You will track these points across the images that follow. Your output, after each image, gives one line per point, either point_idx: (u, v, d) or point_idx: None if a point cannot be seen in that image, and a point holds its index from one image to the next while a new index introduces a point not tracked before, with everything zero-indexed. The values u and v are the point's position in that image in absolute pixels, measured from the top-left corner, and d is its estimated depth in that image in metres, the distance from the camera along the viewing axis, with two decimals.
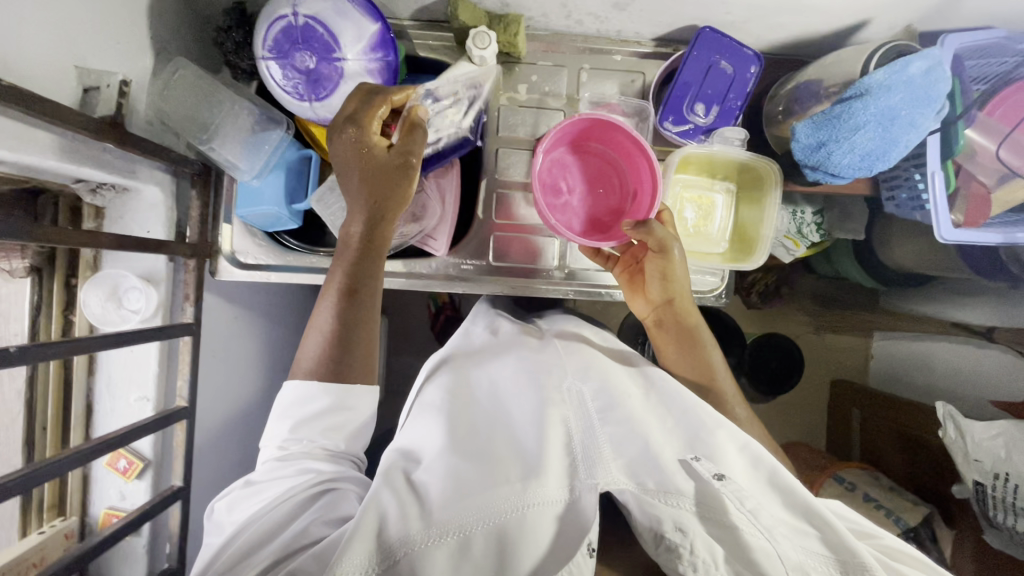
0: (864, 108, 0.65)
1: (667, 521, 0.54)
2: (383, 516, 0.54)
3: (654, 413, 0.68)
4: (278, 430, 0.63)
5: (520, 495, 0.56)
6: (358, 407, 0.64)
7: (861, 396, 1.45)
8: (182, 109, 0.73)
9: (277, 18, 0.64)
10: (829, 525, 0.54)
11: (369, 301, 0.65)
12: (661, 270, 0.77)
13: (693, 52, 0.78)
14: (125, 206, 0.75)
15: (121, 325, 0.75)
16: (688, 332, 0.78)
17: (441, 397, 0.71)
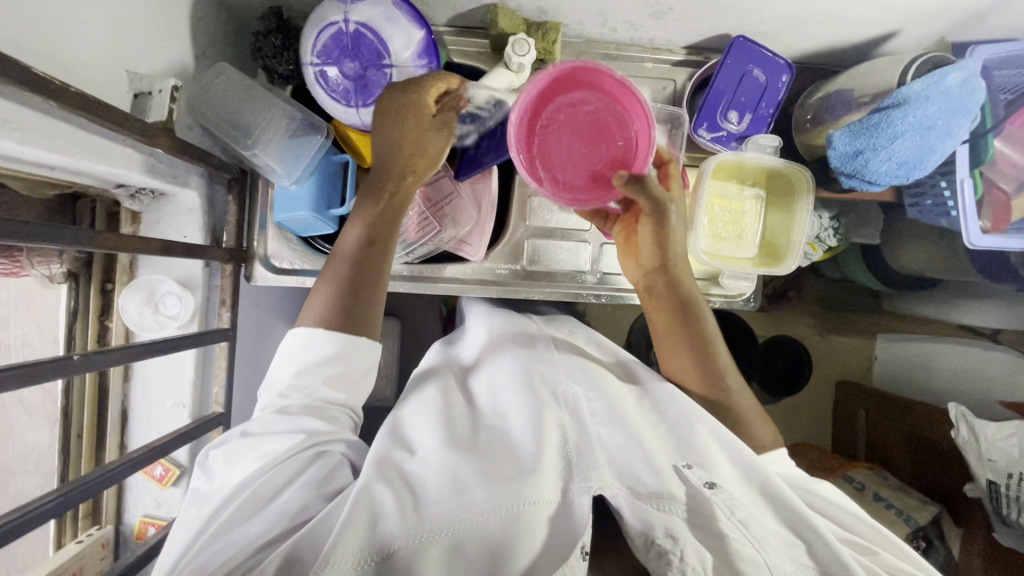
0: (902, 117, 0.67)
1: (658, 527, 0.54)
2: (377, 512, 0.53)
3: (643, 420, 0.64)
4: (282, 376, 0.62)
5: (511, 490, 0.55)
6: (358, 360, 0.63)
7: (866, 397, 1.44)
8: (221, 112, 0.73)
9: (328, 25, 0.65)
10: (817, 532, 0.56)
11: (382, 259, 0.65)
12: (654, 235, 0.73)
13: (727, 60, 0.80)
14: (162, 210, 0.75)
15: (158, 331, 0.75)
16: (682, 300, 0.73)
17: (435, 396, 0.68)
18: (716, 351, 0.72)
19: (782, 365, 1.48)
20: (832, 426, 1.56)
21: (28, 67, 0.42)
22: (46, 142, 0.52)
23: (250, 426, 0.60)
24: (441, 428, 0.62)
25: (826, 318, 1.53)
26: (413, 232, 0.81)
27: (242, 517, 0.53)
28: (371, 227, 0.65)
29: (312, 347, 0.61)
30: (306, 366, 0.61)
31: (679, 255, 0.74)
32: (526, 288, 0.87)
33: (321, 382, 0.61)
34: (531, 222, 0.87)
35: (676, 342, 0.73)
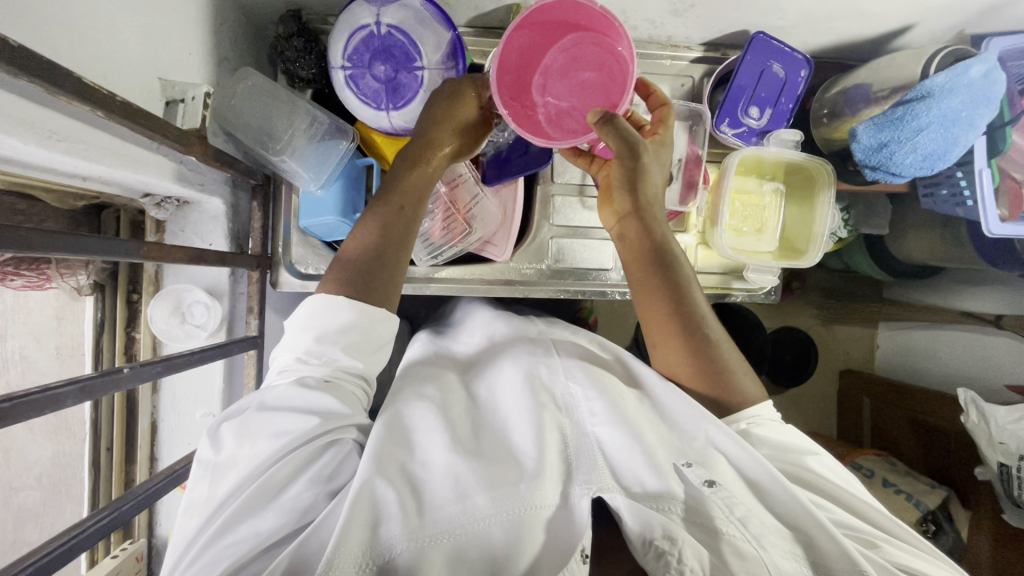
0: (926, 110, 0.68)
1: (656, 528, 0.55)
2: (379, 515, 0.52)
3: (647, 420, 0.64)
4: (302, 341, 0.59)
5: (513, 491, 0.55)
6: (375, 333, 0.61)
7: (872, 385, 1.46)
8: (249, 117, 0.72)
9: (359, 27, 0.65)
10: (821, 525, 0.56)
11: (407, 231, 0.65)
12: (627, 177, 0.72)
13: (747, 56, 0.80)
14: (187, 219, 0.74)
15: (186, 341, 0.74)
16: (670, 272, 0.71)
17: (434, 394, 0.67)
18: (693, 298, 0.70)
19: (789, 356, 1.49)
20: (837, 415, 1.57)
21: (80, 77, 0.42)
22: (88, 151, 0.51)
23: (267, 398, 0.57)
24: (439, 426, 0.61)
25: (830, 309, 1.56)
26: (438, 233, 0.82)
27: (254, 508, 0.51)
28: (383, 226, 0.64)
29: (333, 314, 0.59)
30: (328, 335, 0.59)
31: (652, 197, 0.73)
32: (549, 287, 0.88)
33: (339, 350, 0.59)
34: (554, 221, 0.87)
35: (649, 291, 0.71)
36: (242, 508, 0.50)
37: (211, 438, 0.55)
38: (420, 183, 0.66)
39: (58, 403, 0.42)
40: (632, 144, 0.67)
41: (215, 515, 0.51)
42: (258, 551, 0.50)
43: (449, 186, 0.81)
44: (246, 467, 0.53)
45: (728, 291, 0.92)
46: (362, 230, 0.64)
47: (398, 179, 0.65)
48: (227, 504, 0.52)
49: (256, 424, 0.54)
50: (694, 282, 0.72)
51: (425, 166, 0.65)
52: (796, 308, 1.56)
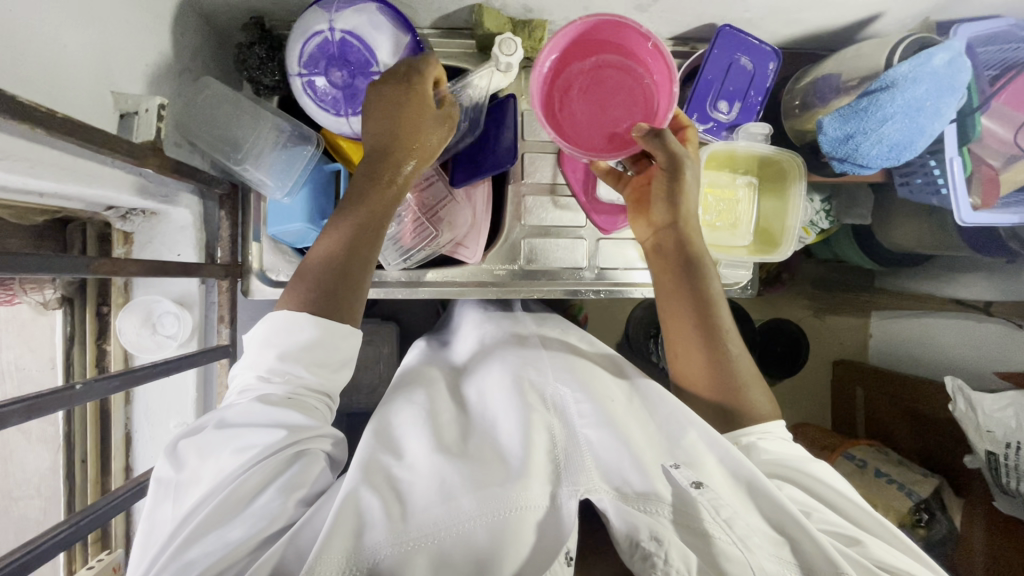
0: (890, 100, 0.67)
1: (643, 529, 0.54)
2: (365, 517, 0.52)
3: (635, 419, 0.67)
4: (264, 359, 0.59)
5: (496, 492, 0.55)
6: (337, 348, 0.61)
7: (865, 375, 1.45)
8: (210, 127, 0.73)
9: (313, 34, 0.64)
10: (799, 521, 0.55)
11: (371, 249, 0.65)
12: (668, 188, 0.73)
13: (714, 50, 0.80)
14: (155, 230, 0.74)
15: (157, 351, 0.74)
16: (697, 295, 0.72)
17: (423, 400, 0.69)
18: (721, 314, 0.71)
19: (781, 347, 1.48)
20: (831, 404, 1.57)
21: (15, 96, 0.42)
22: (37, 168, 0.51)
23: (227, 414, 0.57)
24: (424, 433, 0.63)
25: (821, 300, 1.54)
26: (408, 237, 0.81)
27: (218, 518, 0.51)
28: (350, 241, 0.63)
29: (296, 333, 0.59)
30: (291, 353, 0.59)
31: (689, 213, 0.74)
32: (525, 288, 0.87)
33: (302, 367, 0.59)
34: (526, 221, 0.87)
35: (682, 302, 0.72)
36: (209, 518, 0.50)
37: (171, 456, 0.55)
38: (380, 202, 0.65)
39: (3, 421, 0.41)
40: (675, 157, 0.70)
41: (181, 527, 0.51)
42: (239, 555, 0.50)
43: (416, 192, 0.80)
44: (209, 482, 0.53)
45: None
46: (329, 239, 0.64)
47: (381, 190, 0.65)
48: (192, 517, 0.52)
49: (219, 438, 0.54)
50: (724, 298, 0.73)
51: (387, 184, 0.65)
52: (786, 299, 1.55)
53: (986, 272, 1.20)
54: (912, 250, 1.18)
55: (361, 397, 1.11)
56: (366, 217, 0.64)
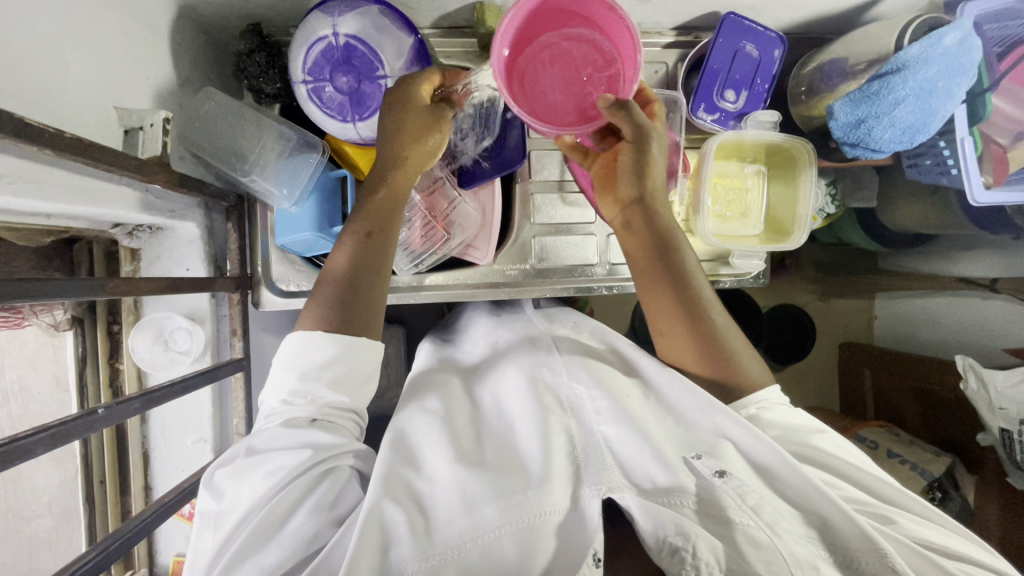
0: (902, 83, 0.66)
1: (669, 524, 0.55)
2: (389, 529, 0.52)
3: (651, 415, 0.65)
4: (287, 380, 0.59)
5: (517, 500, 0.55)
6: (360, 364, 0.61)
7: (872, 357, 1.46)
8: (217, 138, 0.71)
9: (317, 40, 0.62)
10: (831, 506, 0.54)
11: (382, 256, 0.65)
12: (635, 164, 0.70)
13: (719, 39, 0.79)
14: (162, 245, 0.73)
15: (170, 368, 0.73)
16: (676, 272, 0.69)
17: (436, 405, 0.67)
18: (699, 287, 0.69)
19: (787, 331, 1.49)
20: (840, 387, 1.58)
21: (21, 117, 0.41)
22: (43, 190, 0.50)
23: (255, 443, 0.57)
24: (444, 440, 0.61)
25: (825, 283, 1.54)
26: (418, 241, 0.81)
27: (254, 544, 0.51)
28: (357, 253, 0.63)
29: (314, 351, 0.60)
30: (311, 373, 0.59)
31: (656, 185, 0.72)
32: (537, 287, 0.87)
33: (324, 387, 0.59)
34: (535, 220, 0.86)
35: (659, 283, 0.70)
36: (245, 544, 0.50)
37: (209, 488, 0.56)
38: (387, 213, 0.64)
39: (28, 452, 0.41)
40: (640, 128, 0.67)
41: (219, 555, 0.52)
42: None
43: (425, 194, 0.81)
44: (244, 502, 0.54)
45: (716, 278, 0.91)
46: (344, 247, 0.64)
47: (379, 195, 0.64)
48: (230, 542, 0.52)
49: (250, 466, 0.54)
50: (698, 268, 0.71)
51: (384, 187, 0.64)
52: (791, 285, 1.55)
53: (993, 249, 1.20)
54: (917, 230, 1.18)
55: (374, 402, 1.10)
56: (364, 230, 0.64)
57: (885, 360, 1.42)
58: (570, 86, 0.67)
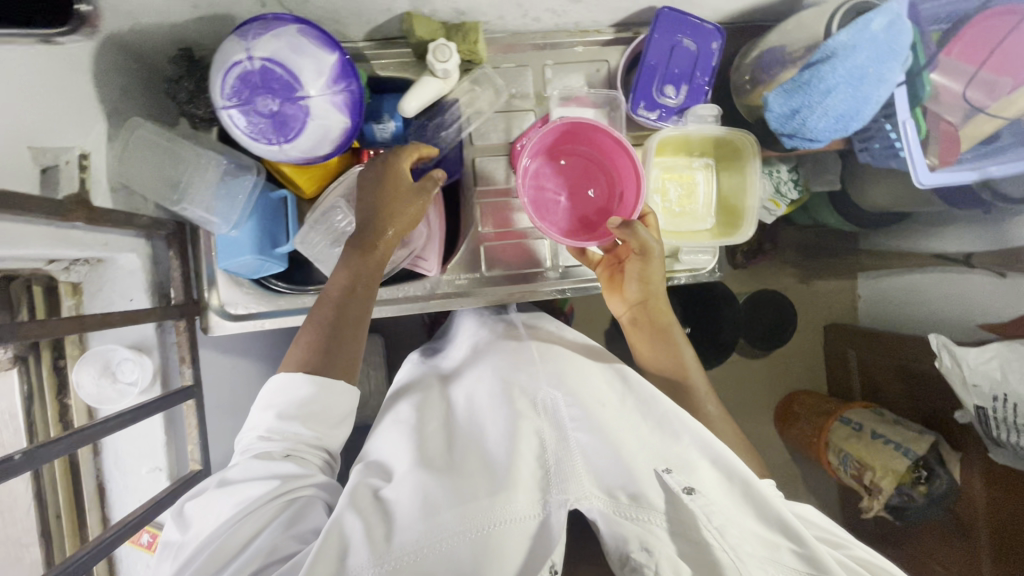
0: (832, 71, 0.66)
1: (632, 539, 0.53)
2: (347, 542, 0.52)
3: (627, 422, 0.66)
4: (264, 419, 0.62)
5: (472, 508, 0.54)
6: (335, 404, 0.65)
7: (856, 337, 1.45)
8: (146, 172, 0.72)
9: (232, 65, 0.61)
10: (803, 539, 0.56)
11: (361, 311, 0.69)
12: (639, 272, 0.78)
13: (655, 35, 0.78)
14: (102, 277, 0.73)
15: (119, 401, 0.73)
16: (675, 369, 0.80)
17: (409, 416, 0.71)
18: (693, 381, 0.79)
19: (768, 318, 1.51)
20: (827, 369, 1.57)
21: None
22: None
23: (228, 473, 0.59)
24: (411, 449, 0.63)
25: (806, 266, 1.54)
26: None
27: (208, 573, 0.52)
28: (339, 306, 0.68)
29: (292, 390, 0.63)
30: (288, 413, 0.62)
31: (660, 291, 0.80)
32: (491, 292, 0.87)
33: (299, 424, 0.62)
34: (483, 227, 0.85)
35: (659, 364, 0.81)
36: (202, 568, 0.52)
37: (177, 519, 0.57)
38: (361, 264, 0.69)
39: None
40: (643, 248, 0.75)
41: None
42: None
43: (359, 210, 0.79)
44: (206, 530, 0.55)
45: (671, 275, 0.90)
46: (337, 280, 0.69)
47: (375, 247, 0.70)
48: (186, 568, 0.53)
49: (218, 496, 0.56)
50: (696, 365, 0.80)
51: (373, 250, 0.70)
52: (773, 269, 1.54)
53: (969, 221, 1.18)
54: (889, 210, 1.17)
55: None
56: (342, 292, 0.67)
57: (868, 341, 1.41)
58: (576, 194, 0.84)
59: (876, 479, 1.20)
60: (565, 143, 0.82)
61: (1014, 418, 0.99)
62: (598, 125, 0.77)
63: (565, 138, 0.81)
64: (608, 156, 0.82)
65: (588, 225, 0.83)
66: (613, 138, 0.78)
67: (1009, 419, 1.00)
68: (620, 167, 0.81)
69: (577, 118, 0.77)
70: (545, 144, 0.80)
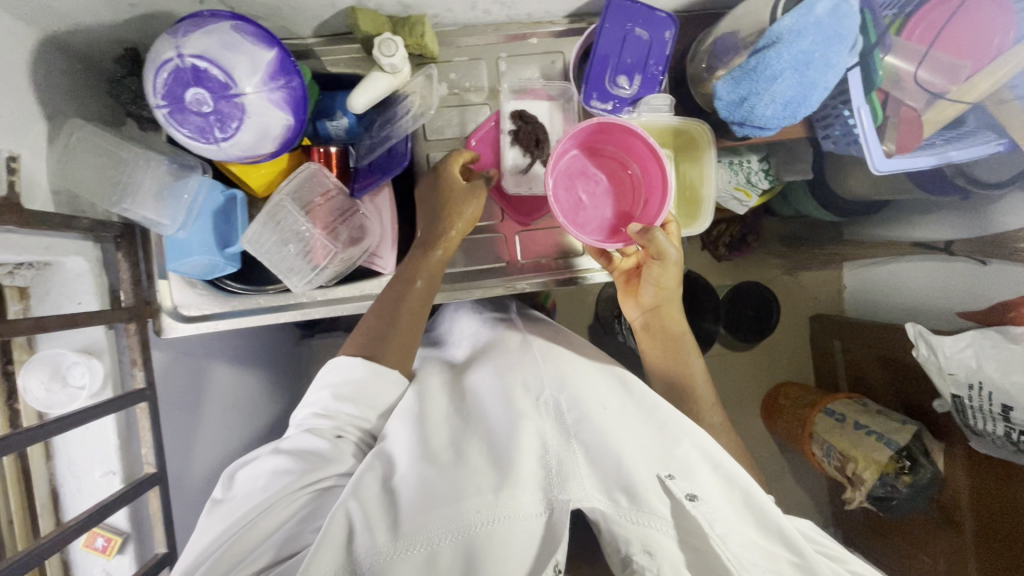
0: (777, 57, 0.64)
1: (634, 542, 0.54)
2: (352, 528, 0.53)
3: (626, 425, 0.63)
4: (320, 397, 0.67)
5: (467, 504, 0.54)
6: (383, 392, 0.69)
7: (841, 328, 1.43)
8: (87, 174, 0.70)
9: (164, 63, 0.61)
10: (801, 550, 0.57)
11: (417, 306, 0.74)
12: (655, 275, 0.78)
13: (606, 24, 0.76)
14: (50, 281, 0.70)
15: (68, 406, 0.71)
16: (683, 381, 0.79)
17: (411, 403, 0.68)
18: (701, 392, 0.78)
19: (751, 309, 1.46)
20: (813, 361, 1.56)
21: None
22: None
23: (282, 443, 0.65)
24: (412, 441, 0.61)
25: (790, 257, 1.52)
26: (320, 253, 0.79)
27: (246, 542, 0.56)
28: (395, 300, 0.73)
29: (347, 371, 0.68)
30: (343, 394, 0.67)
31: (674, 296, 0.80)
32: (463, 290, 0.87)
33: (350, 406, 0.67)
34: None
35: (669, 366, 0.80)
36: (240, 537, 0.56)
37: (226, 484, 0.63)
38: (421, 261, 0.75)
39: None
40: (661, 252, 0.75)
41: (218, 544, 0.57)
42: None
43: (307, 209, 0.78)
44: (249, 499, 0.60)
45: None
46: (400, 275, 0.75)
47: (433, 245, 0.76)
48: (230, 532, 0.57)
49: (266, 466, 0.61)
50: (704, 376, 0.80)
51: (432, 249, 0.76)
52: (757, 260, 1.53)
53: (949, 212, 1.11)
54: (868, 197, 1.15)
55: None
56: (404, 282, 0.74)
57: (853, 332, 1.39)
58: (601, 193, 0.83)
59: (859, 470, 1.19)
60: (597, 142, 0.81)
61: (991, 407, 0.93)
62: (633, 129, 0.76)
63: (597, 137, 0.80)
64: (640, 162, 0.81)
65: (613, 227, 0.82)
66: (647, 145, 0.76)
67: (986, 407, 0.94)
68: (649, 175, 0.80)
69: (613, 120, 0.75)
70: (579, 140, 0.79)
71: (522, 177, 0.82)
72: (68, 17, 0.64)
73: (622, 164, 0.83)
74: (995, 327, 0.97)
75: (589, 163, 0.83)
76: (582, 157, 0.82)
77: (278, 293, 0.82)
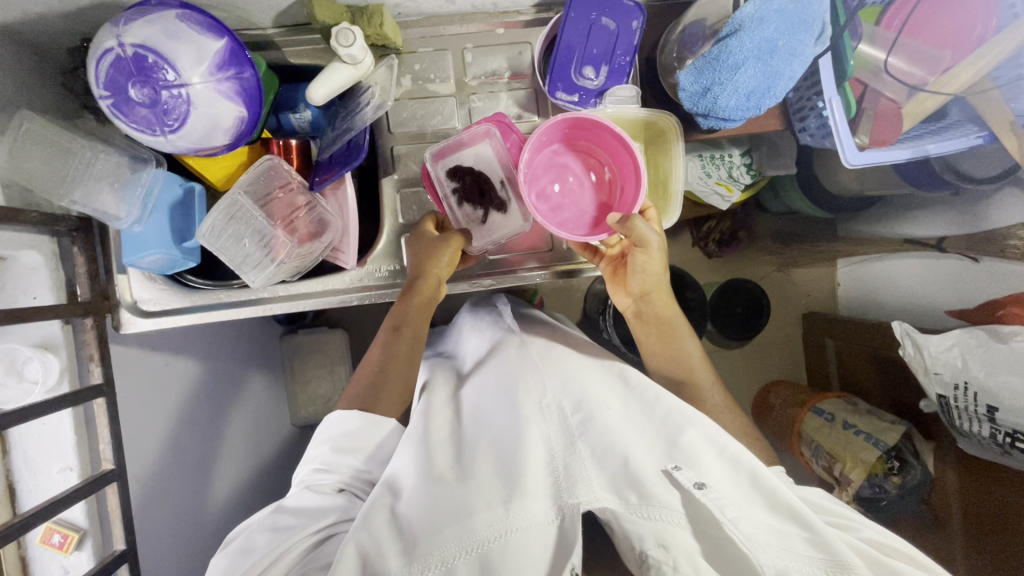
0: (740, 45, 0.63)
1: (648, 537, 0.51)
2: (364, 550, 0.53)
3: (632, 425, 0.61)
4: (320, 451, 0.66)
5: (478, 520, 0.52)
6: (379, 440, 0.68)
7: (835, 327, 1.39)
8: (36, 166, 0.69)
9: (104, 53, 0.60)
10: (810, 522, 0.51)
11: (410, 349, 0.76)
12: (640, 264, 0.76)
13: (570, 14, 0.74)
14: (4, 275, 0.67)
15: (22, 400, 0.67)
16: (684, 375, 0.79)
17: (414, 425, 0.67)
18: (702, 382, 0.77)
19: (740, 307, 1.42)
20: (806, 359, 1.52)
21: None
22: None
23: (283, 502, 0.63)
24: (416, 464, 0.60)
25: (784, 253, 1.48)
26: (282, 248, 0.77)
27: None
28: (385, 345, 0.75)
29: (344, 424, 0.67)
30: (341, 447, 0.66)
31: (662, 282, 0.79)
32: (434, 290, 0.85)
33: (349, 457, 0.65)
34: (401, 219, 0.83)
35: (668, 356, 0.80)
36: None
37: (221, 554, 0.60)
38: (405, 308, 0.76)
39: None
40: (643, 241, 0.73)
41: None
42: None
43: (264, 203, 0.78)
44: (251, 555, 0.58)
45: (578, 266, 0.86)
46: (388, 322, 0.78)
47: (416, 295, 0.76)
48: None
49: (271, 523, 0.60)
50: (703, 361, 0.79)
51: (414, 295, 0.76)
52: (748, 256, 1.49)
53: (938, 206, 1.08)
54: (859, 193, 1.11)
55: None
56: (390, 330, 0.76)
57: (846, 331, 1.35)
58: (577, 188, 0.80)
59: (845, 471, 1.15)
60: (567, 137, 0.79)
61: (976, 408, 0.90)
62: (599, 122, 0.73)
63: (566, 133, 0.78)
64: (610, 151, 0.78)
65: (593, 221, 0.80)
66: (615, 135, 0.74)
67: (971, 409, 0.91)
68: (620, 164, 0.78)
69: (578, 114, 0.73)
70: (547, 139, 0.77)
71: (483, 229, 0.81)
72: (15, 6, 0.62)
73: (594, 156, 0.81)
74: (983, 326, 0.94)
75: (562, 160, 0.80)
76: (553, 154, 0.80)
77: (239, 287, 0.82)
